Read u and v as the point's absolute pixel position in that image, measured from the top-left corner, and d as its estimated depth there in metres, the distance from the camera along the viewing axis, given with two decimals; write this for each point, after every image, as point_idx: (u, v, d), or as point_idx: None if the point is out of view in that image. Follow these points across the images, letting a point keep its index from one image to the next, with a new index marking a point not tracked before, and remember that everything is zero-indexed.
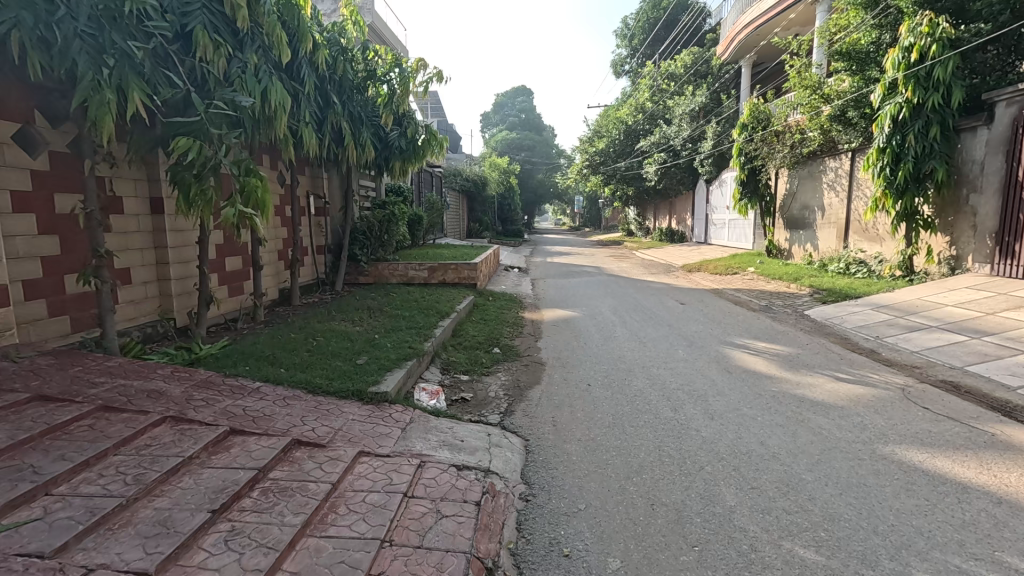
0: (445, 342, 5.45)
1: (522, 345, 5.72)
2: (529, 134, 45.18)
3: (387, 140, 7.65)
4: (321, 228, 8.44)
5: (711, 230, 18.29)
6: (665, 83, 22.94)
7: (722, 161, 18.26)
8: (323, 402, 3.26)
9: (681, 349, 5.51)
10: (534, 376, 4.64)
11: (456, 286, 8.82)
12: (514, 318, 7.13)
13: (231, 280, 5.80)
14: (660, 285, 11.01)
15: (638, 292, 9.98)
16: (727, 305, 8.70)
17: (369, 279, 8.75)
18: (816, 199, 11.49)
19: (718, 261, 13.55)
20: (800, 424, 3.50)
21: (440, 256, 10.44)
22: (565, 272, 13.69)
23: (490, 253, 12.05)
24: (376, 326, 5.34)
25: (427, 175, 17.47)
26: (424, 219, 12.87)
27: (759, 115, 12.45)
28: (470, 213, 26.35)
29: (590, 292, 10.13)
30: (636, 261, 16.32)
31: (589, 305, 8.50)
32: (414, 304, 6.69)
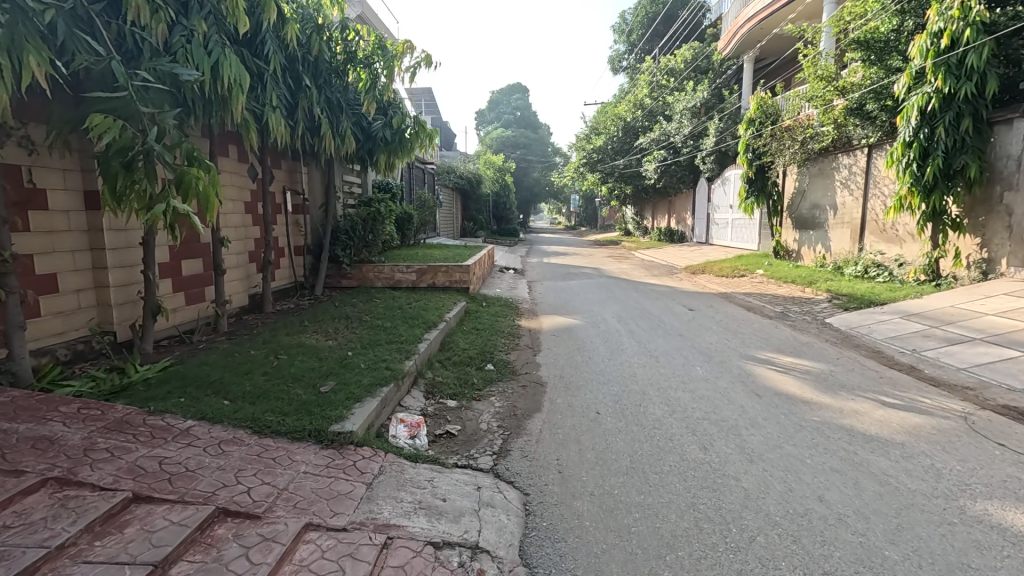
0: (432, 358, 4.77)
1: (519, 361, 5.05)
2: (524, 131, 44.51)
3: (371, 131, 6.95)
4: (300, 227, 7.76)
5: (713, 230, 17.71)
6: (665, 78, 22.31)
7: (724, 159, 17.71)
8: (269, 447, 2.59)
9: (699, 366, 4.86)
10: (533, 400, 3.98)
11: (447, 290, 8.16)
12: (509, 326, 6.45)
13: (188, 286, 5.11)
14: (664, 288, 10.40)
15: (642, 296, 9.34)
16: (739, 311, 8.08)
17: (352, 283, 8.08)
18: (828, 198, 10.92)
19: (723, 262, 12.96)
20: (860, 470, 2.86)
21: (431, 258, 9.75)
22: (563, 274, 13.05)
23: (484, 254, 11.40)
24: (352, 340, 4.65)
25: (419, 171, 16.77)
26: (414, 217, 12.19)
27: (767, 109, 11.87)
28: (465, 212, 25.69)
29: (591, 295, 9.50)
30: (636, 262, 15.70)
31: (591, 311, 7.85)
32: (398, 312, 5.99)
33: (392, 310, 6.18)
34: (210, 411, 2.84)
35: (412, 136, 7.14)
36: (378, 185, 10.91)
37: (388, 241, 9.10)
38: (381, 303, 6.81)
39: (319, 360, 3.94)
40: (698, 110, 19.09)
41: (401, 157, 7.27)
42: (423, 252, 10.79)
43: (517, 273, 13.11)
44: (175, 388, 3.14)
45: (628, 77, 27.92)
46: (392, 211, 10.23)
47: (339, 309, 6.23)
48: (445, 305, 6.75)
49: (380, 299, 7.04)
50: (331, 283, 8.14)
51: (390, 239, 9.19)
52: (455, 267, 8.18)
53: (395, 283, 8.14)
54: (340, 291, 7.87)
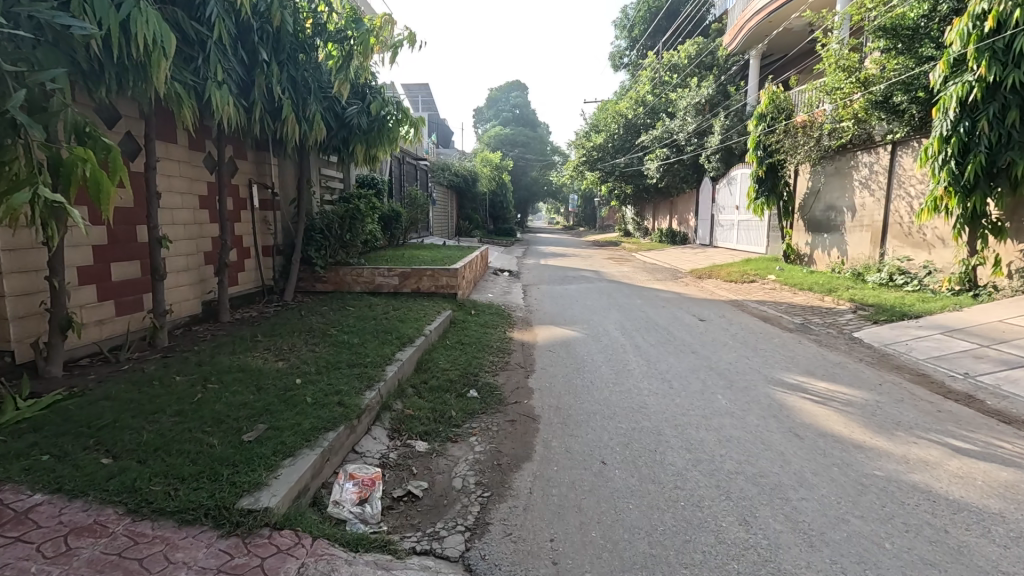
0: (404, 383, 4.00)
1: (508, 385, 4.29)
2: (523, 130, 43.74)
3: (345, 118, 6.17)
4: (268, 224, 6.99)
5: (718, 232, 16.99)
6: (668, 75, 21.56)
7: (730, 158, 17.01)
8: (140, 540, 1.82)
9: (721, 394, 4.11)
10: (522, 442, 3.22)
11: (432, 296, 7.38)
12: (500, 340, 5.69)
13: (118, 293, 4.33)
14: (670, 295, 9.64)
15: (646, 304, 8.58)
16: (754, 322, 7.32)
17: (327, 287, 7.36)
18: (846, 199, 10.21)
19: (731, 266, 12.22)
20: (962, 563, 2.10)
21: (418, 260, 8.98)
22: (561, 277, 12.29)
23: (477, 255, 10.64)
24: (307, 360, 3.89)
25: (411, 167, 15.98)
26: (401, 215, 11.41)
27: (780, 104, 11.14)
28: (460, 210, 24.95)
29: (591, 302, 8.75)
30: (638, 264, 14.96)
31: (591, 321, 7.09)
32: (372, 324, 5.22)
33: (365, 320, 5.42)
34: (74, 479, 2.08)
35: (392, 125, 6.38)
36: (361, 181, 10.10)
37: (369, 241, 8.32)
38: (356, 311, 6.04)
39: (257, 391, 3.18)
40: (702, 108, 18.45)
41: (380, 148, 6.50)
42: (410, 253, 10.00)
43: (513, 276, 12.35)
44: (45, 439, 2.38)
45: (630, 74, 27.16)
46: (376, 209, 9.44)
47: (305, 319, 5.47)
48: (428, 314, 5.99)
49: (355, 307, 6.27)
50: (304, 287, 7.36)
51: (372, 240, 8.42)
52: (442, 270, 7.40)
53: (375, 288, 7.38)
54: (314, 296, 7.12)
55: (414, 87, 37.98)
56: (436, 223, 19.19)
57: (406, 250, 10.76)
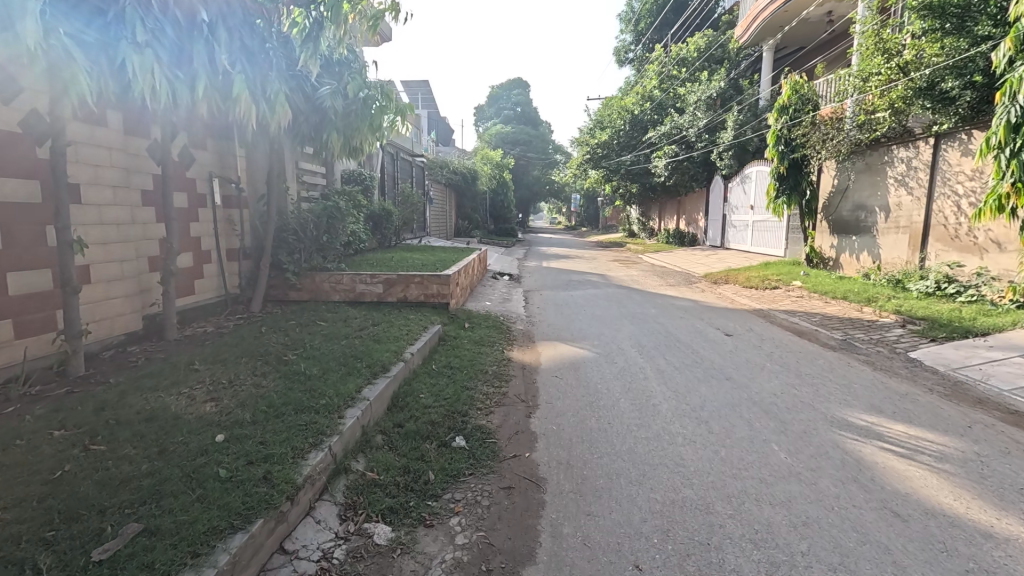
0: (370, 429, 3.13)
1: (504, 428, 3.42)
2: (525, 127, 42.86)
3: (318, 99, 5.26)
4: (233, 224, 6.13)
5: (730, 233, 16.11)
6: (676, 69, 20.65)
7: (743, 155, 16.16)
8: None
9: (777, 443, 3.23)
10: (521, 530, 2.34)
11: (421, 307, 6.51)
12: (497, 362, 4.82)
13: (17, 311, 3.47)
14: (686, 303, 8.76)
15: (661, 314, 7.70)
16: (788, 336, 6.44)
17: (302, 295, 6.47)
18: (879, 198, 9.34)
19: (748, 270, 11.33)
20: None
21: (409, 264, 8.11)
22: (565, 281, 11.41)
23: (473, 258, 9.76)
24: (244, 400, 3.03)
25: (405, 164, 15.10)
26: (392, 215, 10.53)
27: (806, 95, 10.34)
28: (459, 210, 24.07)
29: (599, 311, 7.86)
30: (646, 267, 14.09)
31: (602, 335, 6.23)
32: (341, 343, 4.36)
33: (336, 338, 4.55)
34: None
35: (375, 109, 5.46)
36: (345, 178, 9.19)
37: (352, 243, 7.49)
38: (329, 324, 5.18)
39: (156, 457, 2.31)
40: (713, 102, 17.62)
41: (361, 135, 5.59)
42: (401, 257, 9.15)
43: (513, 280, 11.47)
44: None
45: (635, 69, 26.24)
46: (361, 208, 8.58)
47: (265, 335, 4.61)
48: (413, 329, 5.12)
49: (328, 319, 5.41)
50: (276, 297, 6.50)
51: (356, 241, 7.56)
52: (432, 276, 6.51)
53: (357, 298, 6.51)
54: (286, 306, 6.28)
55: (414, 84, 37.07)
56: (433, 222, 18.31)
57: (397, 253, 9.89)
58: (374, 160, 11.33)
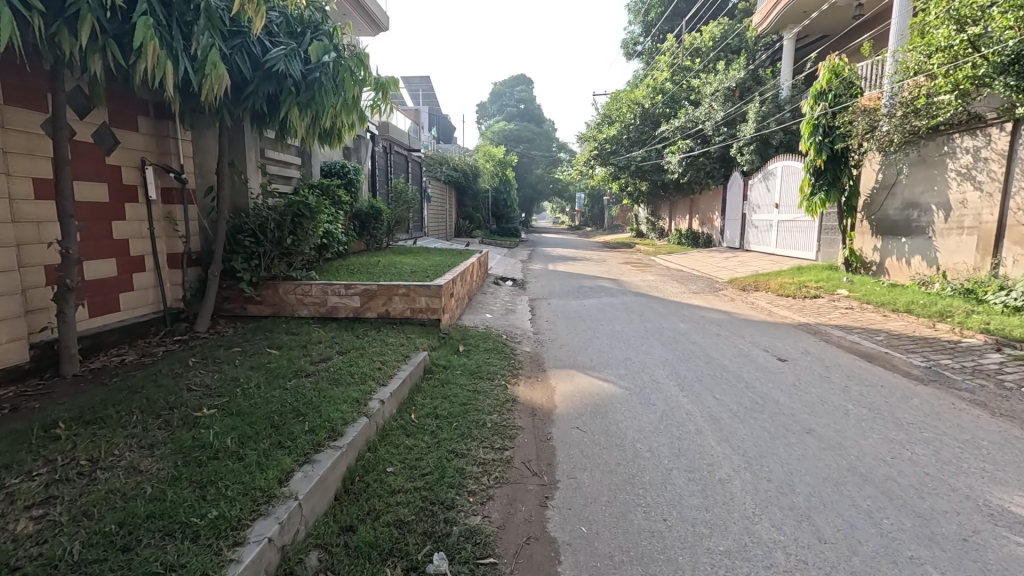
0: (295, 550, 1.97)
1: (508, 535, 2.27)
2: (528, 125, 41.73)
3: (268, 63, 4.09)
4: (174, 223, 5.00)
5: (751, 234, 14.95)
6: (688, 60, 19.49)
7: (765, 150, 14.96)
8: None
9: (938, 567, 2.06)
10: None
11: (408, 323, 5.37)
12: (497, 406, 3.67)
13: None
14: (717, 314, 7.61)
15: (692, 329, 6.55)
16: (854, 360, 5.26)
17: (264, 311, 5.34)
18: (936, 194, 8.17)
19: (779, 275, 10.17)
20: None
21: (397, 270, 6.97)
22: (575, 287, 10.25)
23: (471, 262, 8.62)
24: (88, 509, 1.88)
25: (400, 158, 13.98)
26: (382, 213, 9.40)
27: (850, 78, 9.30)
28: (460, 208, 22.96)
29: (620, 326, 6.69)
30: (662, 271, 12.92)
31: (628, 359, 5.08)
32: (287, 386, 3.21)
33: (282, 376, 3.39)
34: None
35: (345, 77, 4.31)
36: (323, 172, 8.05)
37: (325, 247, 6.36)
38: (283, 351, 4.03)
39: None
40: (732, 93, 16.46)
41: (327, 110, 4.44)
42: (390, 261, 8.01)
43: (516, 286, 10.33)
44: None
45: (644, 61, 25.06)
46: (344, 206, 7.46)
47: (187, 370, 3.46)
48: (390, 358, 3.97)
49: (284, 342, 4.27)
50: (231, 312, 5.35)
51: (334, 243, 6.44)
52: (419, 287, 5.35)
53: (329, 313, 5.36)
54: (241, 324, 5.14)
55: (415, 79, 36.13)
56: (432, 221, 17.30)
57: (387, 257, 8.75)
58: (361, 152, 10.19)
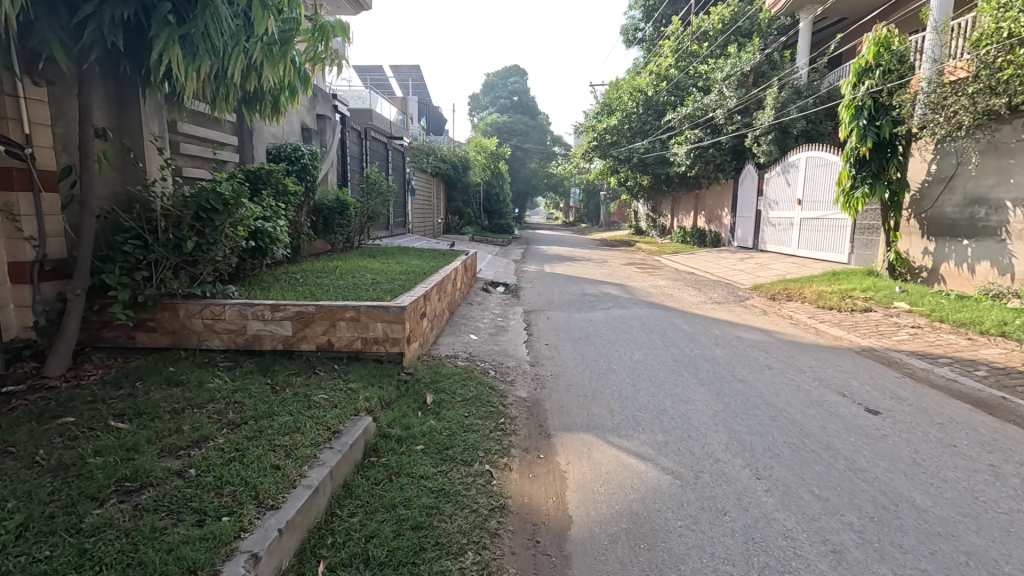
0: None
1: None
2: (521, 117, 40.11)
3: None
4: (16, 220, 3.47)
5: (768, 232, 13.61)
6: (695, 44, 18.04)
7: (784, 140, 13.57)
8: None
9: None
10: None
11: (359, 359, 3.91)
12: (471, 530, 2.21)
13: None
14: (755, 333, 6.22)
15: (732, 357, 5.14)
16: (968, 409, 3.88)
17: (161, 341, 3.87)
18: (1011, 188, 6.85)
19: (812, 282, 8.83)
20: None
21: (356, 278, 5.50)
22: (579, 295, 8.85)
23: (454, 267, 7.16)
24: None
25: (379, 146, 12.49)
26: (350, 206, 7.92)
27: (901, 52, 7.96)
28: (448, 203, 21.54)
29: (641, 352, 5.27)
30: (672, 275, 11.56)
31: (665, 413, 3.66)
32: (81, 529, 1.72)
33: (89, 498, 1.90)
34: None
35: None
36: (269, 157, 6.49)
37: (259, 251, 4.89)
38: (136, 426, 2.54)
39: None
40: (745, 79, 15.06)
41: None
42: (352, 266, 6.51)
43: (509, 293, 8.91)
44: None
45: (645, 48, 23.55)
46: (293, 200, 5.96)
47: None
48: (305, 436, 2.50)
49: (151, 404, 2.77)
50: (113, 343, 3.86)
51: (273, 246, 4.97)
52: (374, 309, 3.86)
53: (252, 345, 3.91)
54: (120, 362, 3.65)
55: (405, 69, 34.50)
56: (417, 217, 15.80)
57: (353, 260, 7.24)
58: (325, 135, 8.64)
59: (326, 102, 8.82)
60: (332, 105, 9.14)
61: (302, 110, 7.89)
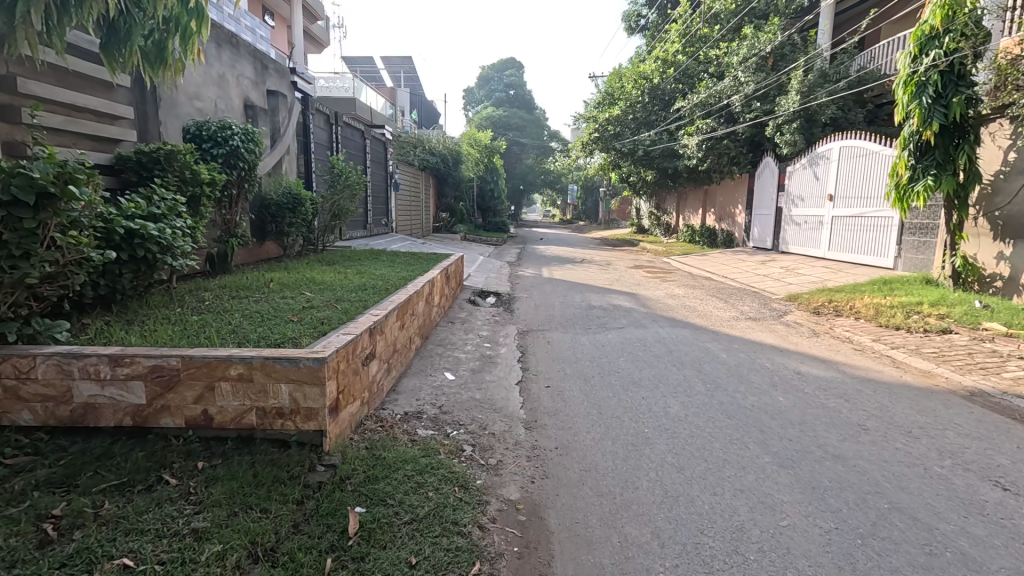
0: None
1: None
2: (517, 110, 38.55)
3: None
4: None
5: (791, 232, 12.23)
6: (706, 27, 16.54)
7: (810, 129, 12.15)
8: None
9: None
10: None
11: (254, 443, 2.47)
12: None
13: None
14: (816, 366, 4.81)
15: (806, 409, 3.70)
16: None
17: None
18: None
19: (861, 293, 7.45)
20: None
21: (289, 296, 4.04)
22: (584, 307, 7.43)
23: (432, 277, 5.73)
24: None
25: (355, 134, 11.01)
26: (307, 202, 6.48)
27: (979, 14, 6.56)
28: (439, 199, 20.15)
29: (677, 401, 3.83)
30: (688, 281, 10.16)
31: (747, 539, 2.22)
32: None
33: None
34: None
35: None
36: (186, 137, 5.00)
37: (144, 262, 3.45)
38: None
39: None
40: (764, 62, 13.60)
41: None
42: (296, 277, 5.05)
43: (501, 305, 7.48)
44: None
45: (648, 35, 22.03)
46: (213, 191, 4.50)
47: None
48: None
49: None
50: None
51: (165, 255, 3.53)
52: (275, 362, 2.42)
53: (82, 421, 2.46)
54: None
55: (396, 60, 32.97)
56: (400, 214, 14.32)
57: (303, 267, 5.76)
58: (277, 117, 7.12)
59: (279, 76, 7.30)
60: (290, 81, 7.66)
61: (244, 84, 6.37)
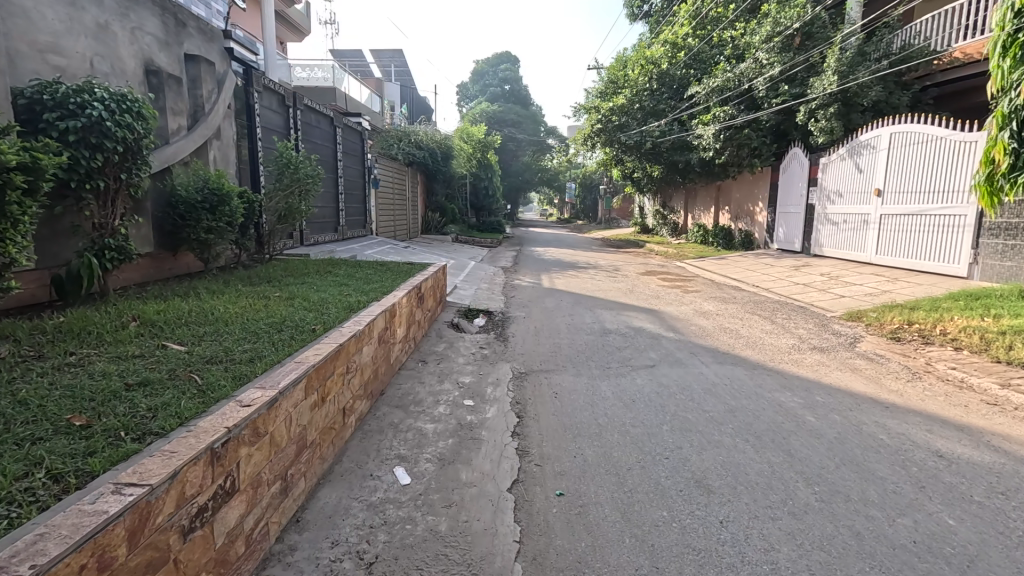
0: None
1: None
2: (512, 105, 36.93)
3: None
4: None
5: (827, 232, 10.69)
6: (720, 7, 15.12)
7: (848, 115, 10.61)
8: None
9: None
10: None
11: None
12: None
13: None
14: (956, 438, 3.23)
15: (1012, 554, 2.13)
16: None
17: None
18: None
19: (947, 312, 5.90)
20: None
21: (129, 353, 2.43)
22: (598, 331, 5.84)
23: (395, 300, 4.11)
24: None
25: (322, 121, 9.39)
26: (231, 199, 4.89)
27: None
28: (428, 197, 18.55)
29: (783, 535, 2.24)
30: (717, 292, 8.59)
31: None
32: None
33: None
34: None
35: None
36: (18, 103, 3.37)
37: None
38: None
39: None
40: (790, 41, 12.07)
41: None
42: (186, 307, 3.47)
43: (493, 330, 5.89)
44: None
45: (653, 21, 20.49)
46: (34, 181, 2.89)
47: None
48: None
49: None
50: None
51: None
52: None
53: None
54: None
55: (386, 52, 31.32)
56: (381, 215, 12.72)
57: (214, 289, 4.19)
58: (198, 91, 5.49)
59: (204, 40, 5.67)
60: (222, 47, 6.03)
61: (144, 42, 4.75)
